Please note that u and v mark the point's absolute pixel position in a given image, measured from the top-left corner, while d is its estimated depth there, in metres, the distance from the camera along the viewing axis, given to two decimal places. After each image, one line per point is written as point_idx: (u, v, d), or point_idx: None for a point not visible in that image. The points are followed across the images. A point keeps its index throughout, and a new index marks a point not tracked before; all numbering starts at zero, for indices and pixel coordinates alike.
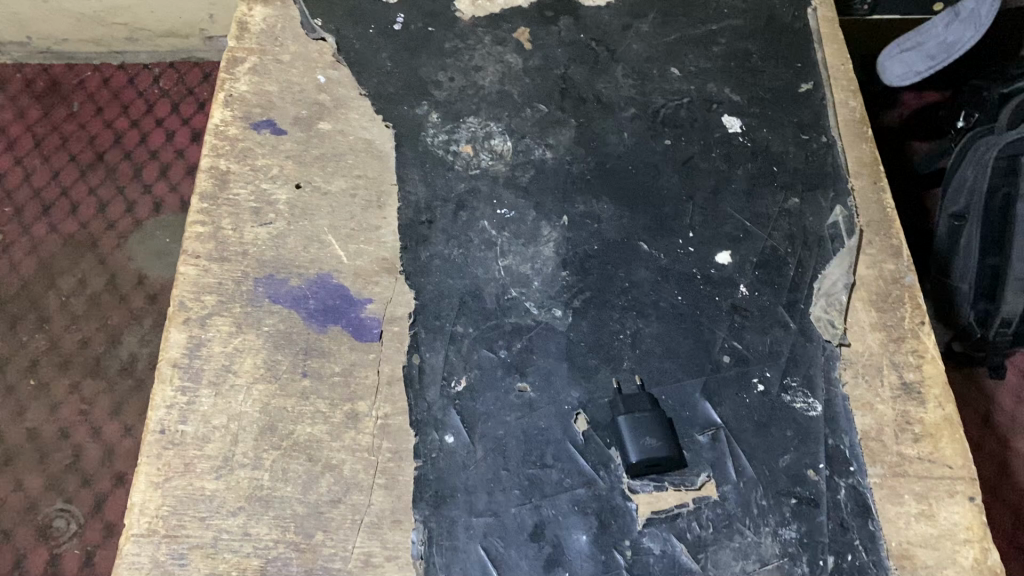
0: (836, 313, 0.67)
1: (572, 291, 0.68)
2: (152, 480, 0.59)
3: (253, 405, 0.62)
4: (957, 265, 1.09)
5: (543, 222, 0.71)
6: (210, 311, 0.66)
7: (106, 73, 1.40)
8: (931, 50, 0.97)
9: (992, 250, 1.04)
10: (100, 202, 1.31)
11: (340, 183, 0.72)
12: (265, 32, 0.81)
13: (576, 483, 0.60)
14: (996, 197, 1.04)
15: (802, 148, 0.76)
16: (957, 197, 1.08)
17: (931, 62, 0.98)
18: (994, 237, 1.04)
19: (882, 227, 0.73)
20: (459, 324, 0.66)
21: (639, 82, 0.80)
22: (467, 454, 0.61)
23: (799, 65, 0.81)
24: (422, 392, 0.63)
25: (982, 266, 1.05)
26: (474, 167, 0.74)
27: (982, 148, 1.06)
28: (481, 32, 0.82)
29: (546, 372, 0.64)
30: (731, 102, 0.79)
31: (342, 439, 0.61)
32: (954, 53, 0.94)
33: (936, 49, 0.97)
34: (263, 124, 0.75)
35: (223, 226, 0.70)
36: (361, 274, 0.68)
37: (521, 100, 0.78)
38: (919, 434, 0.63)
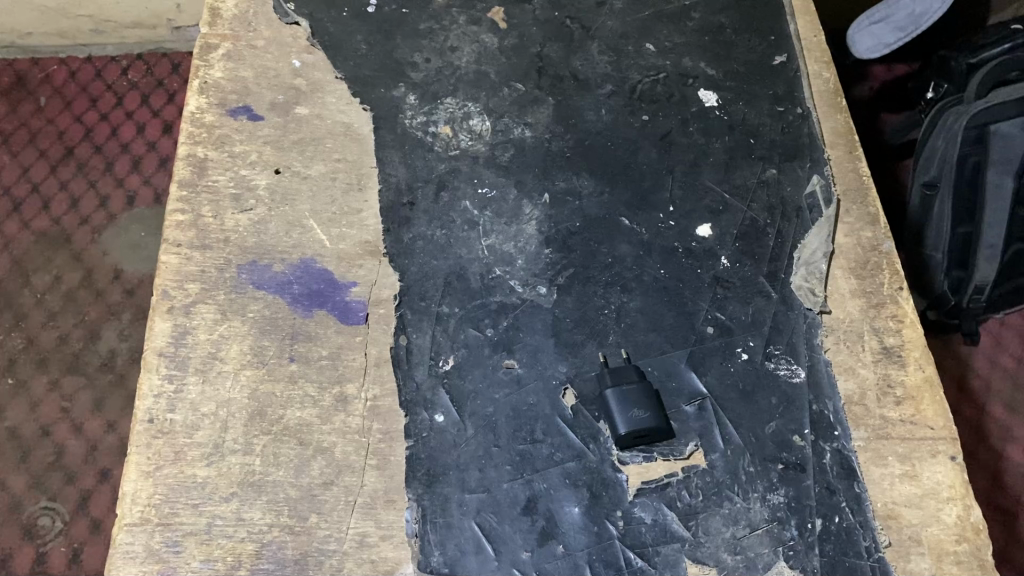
0: (817, 281, 0.68)
1: (556, 268, 0.69)
2: (143, 470, 0.59)
3: (242, 391, 0.62)
4: (930, 235, 1.10)
5: (525, 200, 0.72)
6: (194, 299, 0.65)
7: (73, 67, 1.38)
8: (899, 21, 0.99)
9: (964, 219, 1.06)
10: (72, 197, 1.29)
11: (319, 168, 0.72)
12: (237, 17, 0.80)
13: (566, 457, 0.61)
14: (965, 167, 1.04)
15: (778, 119, 0.76)
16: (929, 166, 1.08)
17: (900, 34, 0.99)
18: (966, 206, 1.06)
19: (858, 196, 0.74)
20: (445, 304, 0.66)
21: (615, 58, 0.80)
22: (457, 432, 0.61)
23: (773, 37, 0.82)
24: (411, 372, 0.63)
25: (955, 233, 1.07)
26: (454, 148, 0.74)
27: (951, 119, 1.06)
28: (456, 12, 0.82)
29: (533, 348, 0.65)
30: (706, 76, 0.79)
31: (332, 422, 0.61)
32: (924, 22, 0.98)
33: (904, 20, 0.99)
34: (239, 110, 0.74)
35: (203, 214, 0.69)
36: (345, 257, 0.68)
37: (498, 80, 0.78)
38: (901, 397, 0.64)
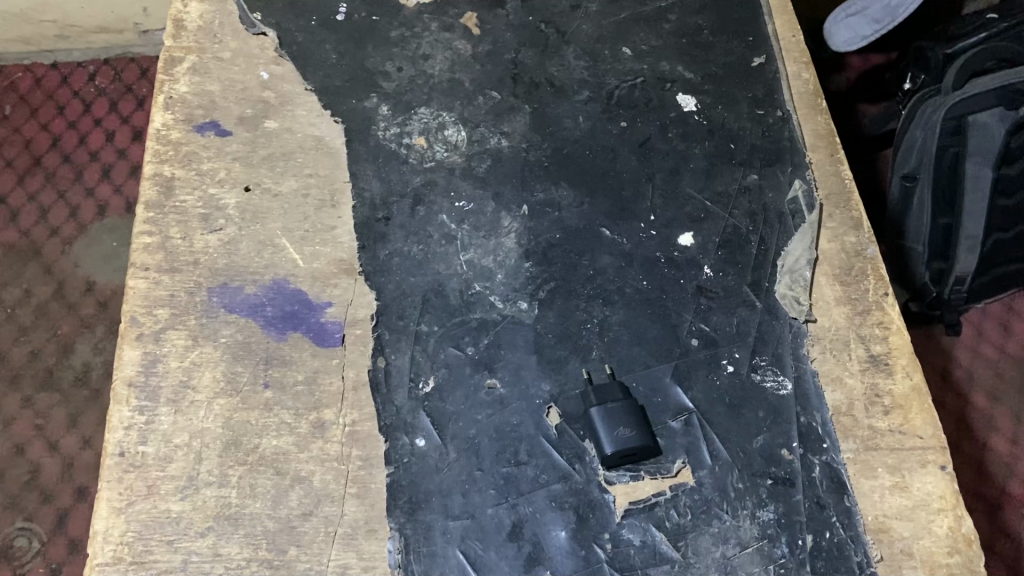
0: (801, 290, 0.67)
1: (537, 282, 0.67)
2: (114, 506, 0.57)
3: (216, 420, 0.60)
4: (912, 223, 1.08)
5: (503, 212, 0.70)
6: (164, 325, 0.63)
7: (38, 74, 1.35)
8: (875, 14, 0.98)
9: (944, 209, 1.06)
10: (40, 208, 1.26)
11: (291, 184, 0.70)
12: (203, 28, 0.78)
13: (552, 479, 0.59)
14: (946, 158, 1.04)
15: (758, 123, 0.75)
16: (908, 158, 1.08)
17: (876, 26, 0.98)
18: (946, 196, 1.05)
19: (841, 199, 0.72)
20: (423, 323, 0.65)
21: (591, 63, 0.78)
22: (439, 456, 0.60)
23: (750, 38, 0.80)
24: (390, 396, 0.62)
25: (936, 223, 1.06)
26: (429, 160, 0.72)
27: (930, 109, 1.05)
28: (428, 19, 0.80)
29: (515, 366, 0.63)
30: (684, 80, 0.78)
31: (310, 450, 0.60)
32: (899, 15, 0.95)
33: (880, 12, 0.97)
34: (206, 126, 0.72)
35: (171, 235, 0.67)
36: (319, 276, 0.66)
37: (473, 88, 0.76)
38: (889, 406, 0.63)
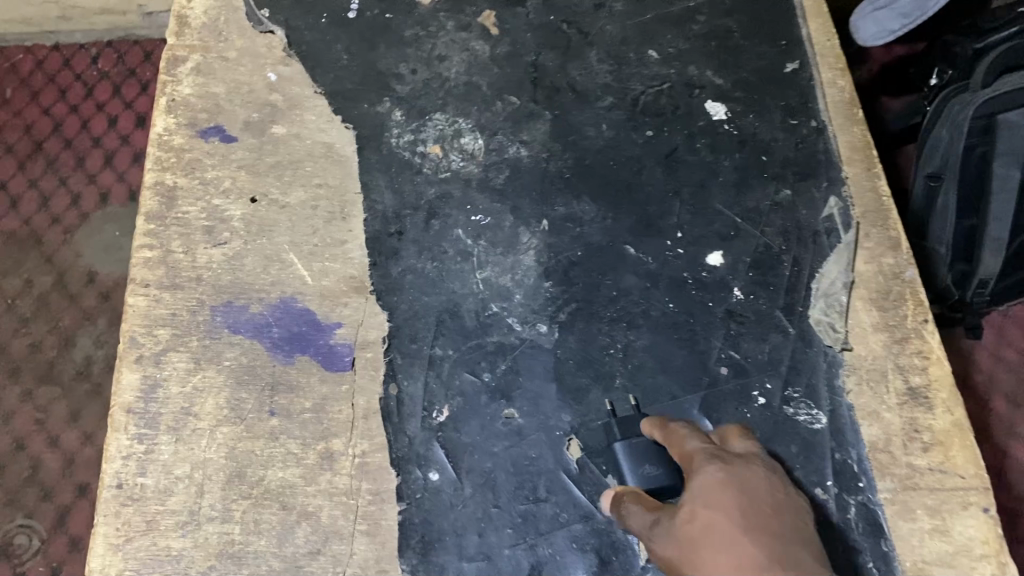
0: (837, 316, 0.64)
1: (558, 303, 0.64)
2: (111, 543, 0.54)
3: (219, 451, 0.57)
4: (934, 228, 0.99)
5: (522, 227, 0.67)
6: (164, 347, 0.60)
7: (39, 56, 1.31)
8: (903, 7, 0.94)
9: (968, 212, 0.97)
10: (42, 195, 1.23)
11: (299, 195, 0.66)
12: (207, 25, 0.74)
13: (573, 518, 0.56)
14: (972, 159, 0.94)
15: (791, 134, 0.71)
16: (933, 158, 0.98)
17: (905, 20, 0.94)
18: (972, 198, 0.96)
19: (878, 217, 0.68)
20: (437, 347, 0.61)
21: (615, 67, 0.74)
22: (454, 492, 0.57)
23: (784, 42, 0.76)
24: (403, 426, 0.59)
25: (959, 226, 0.97)
26: (444, 170, 0.68)
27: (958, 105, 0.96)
28: (444, 17, 0.76)
29: (533, 395, 0.60)
30: (714, 86, 0.74)
31: (317, 483, 0.56)
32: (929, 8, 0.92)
33: (909, 6, 0.93)
34: (210, 131, 0.69)
35: (173, 249, 0.64)
36: (328, 295, 0.63)
37: (491, 93, 0.73)
38: (928, 443, 0.59)
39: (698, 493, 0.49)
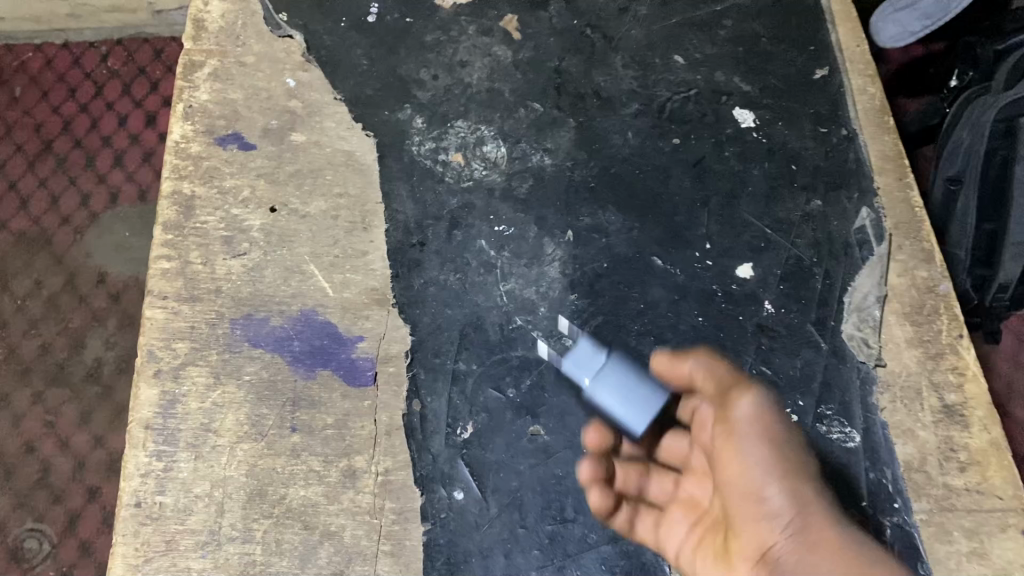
0: (870, 331, 0.62)
1: (584, 316, 0.62)
2: (130, 564, 0.53)
3: (239, 468, 0.56)
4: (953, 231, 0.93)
5: (546, 238, 0.65)
6: (183, 361, 0.59)
7: (49, 54, 1.28)
8: (926, 8, 0.92)
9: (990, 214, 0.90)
10: (51, 194, 1.19)
11: (319, 205, 0.65)
12: (224, 30, 0.73)
13: (601, 539, 0.55)
14: (993, 162, 0.89)
15: (822, 142, 0.70)
16: (952, 159, 0.93)
17: (927, 22, 0.93)
18: (994, 199, 0.89)
19: (911, 229, 0.66)
20: (461, 361, 0.60)
21: (640, 73, 0.73)
22: (479, 512, 0.55)
23: (813, 48, 0.74)
24: (426, 443, 0.57)
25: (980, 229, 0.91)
26: (467, 179, 0.67)
27: (977, 109, 0.91)
28: (465, 21, 0.74)
29: (559, 411, 0.59)
30: (741, 93, 0.72)
31: (339, 502, 0.55)
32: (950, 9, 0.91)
33: (932, 7, 0.92)
34: (229, 138, 0.67)
35: (191, 260, 0.62)
36: (350, 307, 0.61)
37: (513, 99, 0.71)
38: (965, 463, 0.58)
39: (744, 440, 0.45)
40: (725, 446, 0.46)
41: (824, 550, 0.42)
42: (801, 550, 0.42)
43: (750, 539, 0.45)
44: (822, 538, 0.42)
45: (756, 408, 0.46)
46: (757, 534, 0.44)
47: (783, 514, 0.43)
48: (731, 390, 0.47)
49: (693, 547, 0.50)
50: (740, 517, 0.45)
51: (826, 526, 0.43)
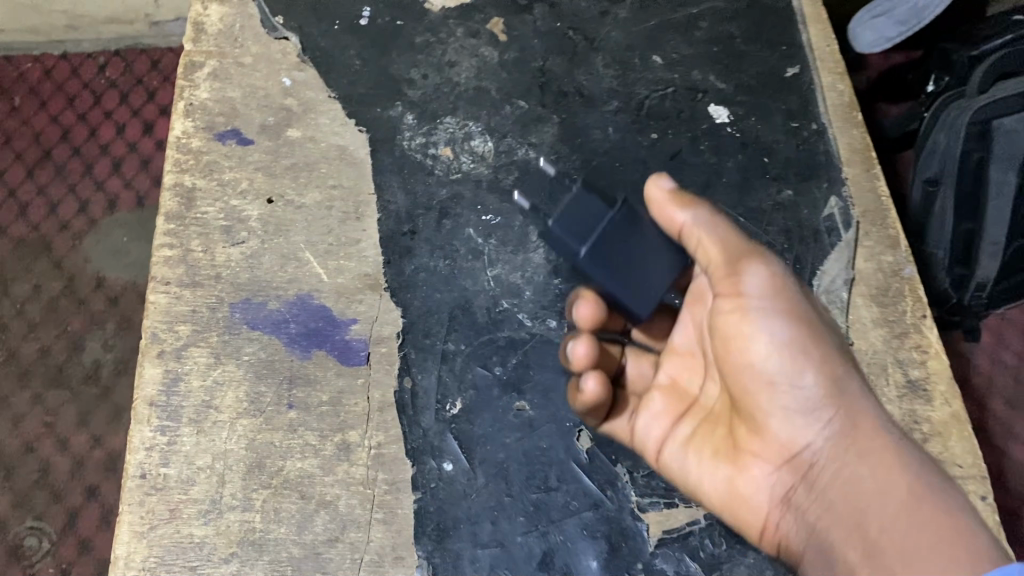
0: (839, 311, 0.66)
1: (567, 299, 0.65)
2: (135, 530, 0.56)
3: (239, 442, 0.59)
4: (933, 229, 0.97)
5: (531, 226, 0.68)
6: (186, 342, 0.62)
7: (47, 63, 1.27)
8: (901, 15, 0.96)
9: (969, 214, 0.95)
10: (50, 202, 1.20)
11: (314, 196, 0.68)
12: (223, 32, 0.76)
13: (583, 506, 0.58)
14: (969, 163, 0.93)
15: (793, 136, 0.73)
16: (930, 160, 0.96)
17: (902, 28, 0.97)
18: (971, 200, 0.94)
19: (877, 216, 0.70)
20: (450, 342, 0.63)
21: (620, 72, 0.77)
22: (468, 482, 0.58)
23: (785, 47, 0.78)
24: (417, 418, 0.60)
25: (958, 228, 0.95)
26: (455, 171, 0.70)
27: (953, 113, 0.95)
28: (453, 24, 0.78)
29: (544, 388, 0.62)
30: (716, 90, 0.76)
31: (334, 473, 0.58)
32: (926, 16, 0.94)
33: (907, 14, 0.96)
34: (228, 134, 0.71)
35: (192, 248, 0.65)
36: (343, 292, 0.65)
37: (500, 97, 0.74)
38: (927, 434, 0.62)
39: (764, 326, 0.50)
40: (739, 334, 0.51)
41: (850, 423, 0.50)
42: (832, 435, 0.50)
43: (780, 422, 0.51)
44: (851, 415, 0.50)
45: (767, 286, 0.50)
46: (790, 418, 0.51)
47: (814, 398, 0.50)
48: (741, 258, 0.51)
49: (683, 432, 0.57)
50: (765, 403, 0.51)
51: (856, 412, 0.50)
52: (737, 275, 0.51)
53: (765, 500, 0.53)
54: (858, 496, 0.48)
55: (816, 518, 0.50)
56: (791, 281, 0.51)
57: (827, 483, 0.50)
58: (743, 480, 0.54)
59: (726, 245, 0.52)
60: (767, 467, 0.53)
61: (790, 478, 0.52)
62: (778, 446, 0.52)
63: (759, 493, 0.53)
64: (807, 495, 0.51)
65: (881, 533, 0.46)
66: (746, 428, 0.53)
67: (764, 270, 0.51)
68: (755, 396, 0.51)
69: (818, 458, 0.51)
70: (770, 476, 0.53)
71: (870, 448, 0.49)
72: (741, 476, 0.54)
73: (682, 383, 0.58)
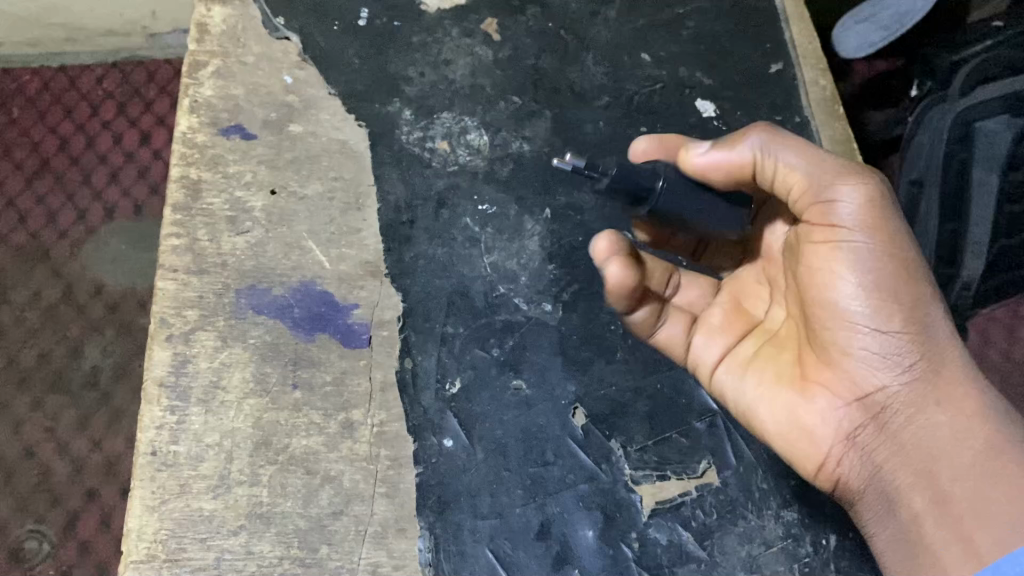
0: None
1: (561, 284, 0.68)
2: (147, 504, 0.58)
3: (246, 421, 0.61)
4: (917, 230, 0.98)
5: (526, 216, 0.71)
6: (193, 326, 0.64)
7: (45, 76, 1.26)
8: (885, 20, 0.98)
9: (952, 215, 0.96)
10: (49, 212, 1.19)
11: (316, 187, 0.70)
12: (226, 32, 0.77)
13: (579, 479, 0.61)
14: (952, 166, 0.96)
15: (777, 129, 0.77)
16: (916, 163, 1.00)
17: (886, 33, 0.99)
18: (954, 202, 0.96)
19: None
20: (449, 325, 0.65)
21: (611, 70, 0.79)
22: (467, 457, 0.61)
23: (768, 45, 0.81)
24: (418, 396, 0.63)
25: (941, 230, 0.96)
26: (452, 164, 0.73)
27: (936, 116, 0.99)
28: (449, 24, 0.80)
29: (540, 368, 0.64)
30: (703, 86, 0.79)
31: (338, 450, 0.60)
32: (908, 21, 0.96)
33: (890, 19, 0.98)
34: (232, 129, 0.73)
35: (199, 237, 0.68)
36: (345, 279, 0.67)
37: (494, 93, 0.77)
38: None
39: (855, 263, 0.53)
40: (828, 267, 0.54)
41: (932, 368, 0.53)
42: (913, 379, 0.53)
43: (857, 359, 0.54)
44: (934, 360, 0.53)
45: (863, 215, 0.53)
46: (867, 357, 0.54)
47: (898, 341, 0.53)
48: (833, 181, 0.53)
49: (745, 351, 0.60)
50: (842, 338, 0.54)
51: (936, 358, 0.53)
52: (829, 203, 0.53)
53: (829, 434, 0.56)
54: (935, 443, 0.52)
55: (883, 459, 0.54)
56: (889, 206, 0.53)
57: (900, 424, 0.54)
58: (809, 411, 0.56)
59: (815, 173, 0.54)
60: (836, 402, 0.55)
61: (860, 417, 0.55)
62: (852, 382, 0.55)
63: (824, 426, 0.55)
64: (876, 435, 0.55)
65: (954, 481, 0.50)
66: (819, 361, 0.56)
67: (857, 196, 0.53)
68: (833, 330, 0.54)
69: (892, 399, 0.54)
70: (838, 410, 0.55)
71: (951, 396, 0.53)
72: (808, 406, 0.56)
73: (748, 305, 0.62)
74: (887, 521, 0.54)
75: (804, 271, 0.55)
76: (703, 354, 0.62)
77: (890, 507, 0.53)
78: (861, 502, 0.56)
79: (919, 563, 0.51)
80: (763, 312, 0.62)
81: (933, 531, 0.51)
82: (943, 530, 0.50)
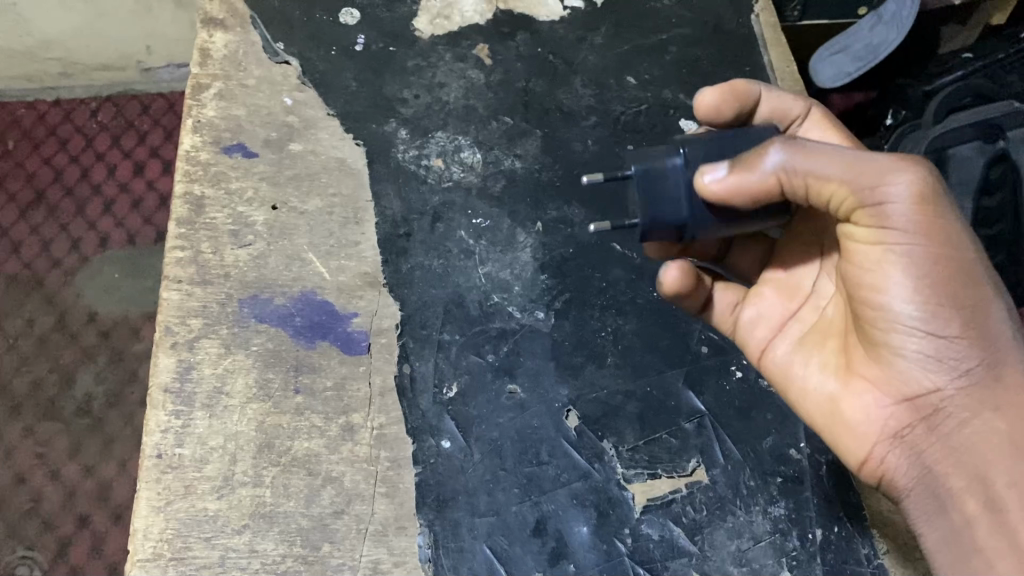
0: None
1: (553, 293, 0.70)
2: (153, 505, 0.59)
3: (248, 424, 0.62)
4: None
5: (518, 228, 0.73)
6: (197, 334, 0.66)
7: (41, 110, 1.28)
8: (858, 51, 0.99)
9: None
10: (43, 241, 1.21)
11: (316, 203, 0.73)
12: (228, 57, 0.80)
13: (573, 477, 0.63)
14: None
15: None
16: None
17: (859, 64, 0.99)
18: None
19: None
20: (446, 332, 0.68)
21: (598, 91, 0.82)
22: (464, 457, 0.63)
23: (748, 68, 0.85)
24: (416, 400, 0.65)
25: None
26: (447, 180, 0.75)
27: (908, 144, 1.02)
28: (442, 50, 0.83)
29: (534, 372, 0.67)
30: (686, 107, 0.82)
31: (339, 452, 0.62)
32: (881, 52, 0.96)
33: (863, 50, 0.98)
34: (233, 148, 0.75)
35: (203, 250, 0.70)
36: (345, 289, 0.69)
37: (487, 114, 0.80)
38: None
39: (903, 269, 0.49)
40: (875, 271, 0.50)
41: (991, 373, 0.51)
42: (970, 383, 0.51)
43: (906, 363, 0.52)
44: (994, 364, 0.51)
45: (915, 219, 0.48)
46: (916, 361, 0.52)
47: (952, 346, 0.51)
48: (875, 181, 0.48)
49: (794, 330, 0.60)
50: (890, 343, 0.52)
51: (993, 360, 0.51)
52: (882, 206, 0.49)
53: (875, 431, 0.54)
54: (988, 450, 0.51)
55: (934, 461, 0.53)
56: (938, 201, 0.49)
57: (953, 428, 0.52)
58: (853, 406, 0.55)
59: (854, 178, 0.48)
60: (882, 399, 0.54)
61: (907, 418, 0.53)
62: (902, 383, 0.53)
63: (870, 424, 0.54)
64: (927, 435, 0.53)
65: (1009, 489, 0.50)
66: (866, 359, 0.54)
67: (910, 203, 0.48)
68: (880, 335, 0.52)
69: (946, 403, 0.52)
70: (886, 409, 0.54)
71: (1009, 401, 0.51)
72: (853, 402, 0.55)
73: (798, 275, 0.61)
74: (935, 523, 0.53)
75: (851, 269, 0.52)
76: (752, 331, 0.62)
77: (940, 509, 0.53)
78: (906, 498, 0.55)
79: (970, 567, 0.52)
80: (810, 284, 0.61)
81: (986, 537, 0.51)
82: (994, 537, 0.51)
